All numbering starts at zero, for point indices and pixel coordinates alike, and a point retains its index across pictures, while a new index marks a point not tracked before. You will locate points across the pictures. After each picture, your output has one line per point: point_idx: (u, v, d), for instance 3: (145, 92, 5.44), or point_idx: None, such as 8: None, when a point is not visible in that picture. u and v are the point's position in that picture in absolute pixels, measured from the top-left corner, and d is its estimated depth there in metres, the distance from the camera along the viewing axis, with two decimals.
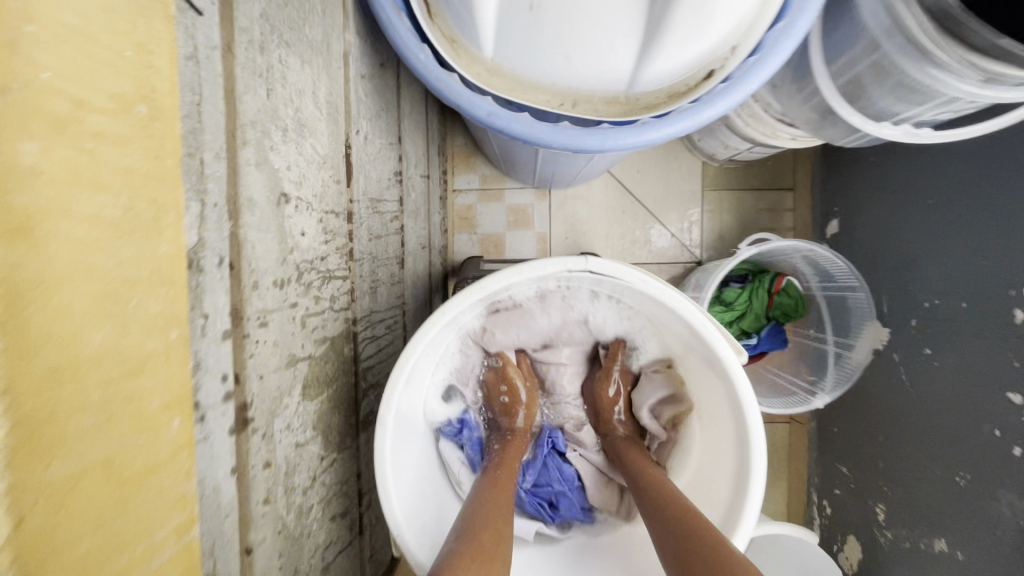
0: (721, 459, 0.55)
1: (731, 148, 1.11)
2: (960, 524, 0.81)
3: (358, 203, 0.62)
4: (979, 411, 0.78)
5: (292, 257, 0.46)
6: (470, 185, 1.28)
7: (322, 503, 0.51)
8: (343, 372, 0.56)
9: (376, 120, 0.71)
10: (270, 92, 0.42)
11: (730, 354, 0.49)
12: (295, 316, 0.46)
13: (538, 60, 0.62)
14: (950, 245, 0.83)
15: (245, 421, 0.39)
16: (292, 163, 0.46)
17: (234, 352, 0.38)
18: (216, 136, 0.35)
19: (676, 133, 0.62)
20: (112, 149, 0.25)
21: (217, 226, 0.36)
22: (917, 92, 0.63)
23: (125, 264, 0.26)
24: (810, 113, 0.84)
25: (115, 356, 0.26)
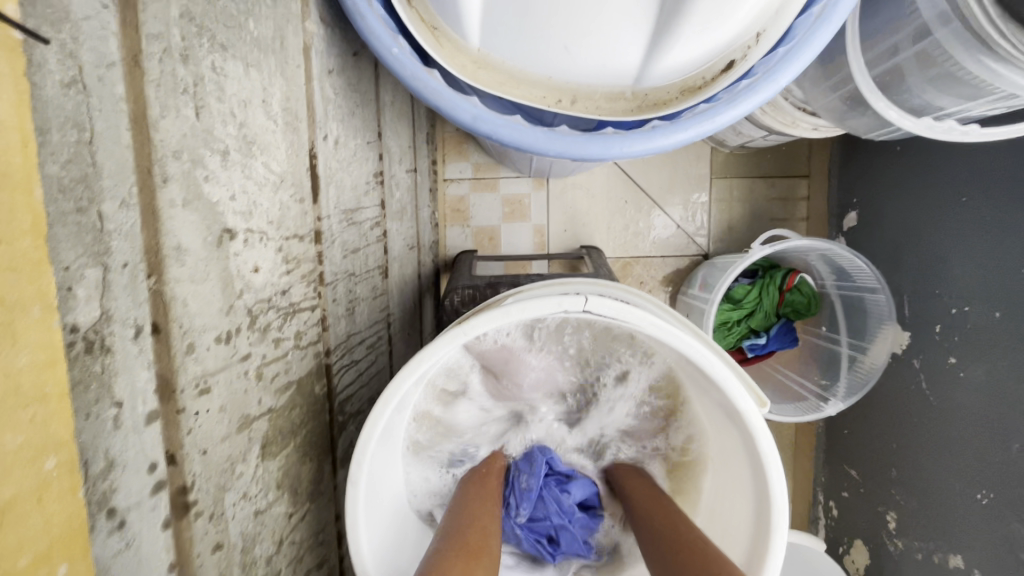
0: (732, 506, 0.49)
1: (744, 134, 1.02)
2: (980, 543, 0.77)
3: (329, 218, 0.55)
4: (1008, 428, 0.73)
5: (241, 302, 0.39)
6: (462, 174, 1.19)
7: (293, 564, 0.46)
8: (314, 413, 0.51)
9: (349, 118, 0.63)
10: (201, 110, 0.35)
11: (750, 406, 0.43)
12: (248, 369, 0.40)
13: (529, 52, 0.54)
14: (984, 248, 0.76)
15: (186, 508, 0.33)
16: (237, 191, 0.39)
17: (165, 433, 0.32)
18: (121, 178, 0.28)
19: (689, 137, 0.54)
20: None
21: (131, 290, 0.29)
22: (968, 85, 0.56)
23: None
24: (837, 101, 0.75)
25: None
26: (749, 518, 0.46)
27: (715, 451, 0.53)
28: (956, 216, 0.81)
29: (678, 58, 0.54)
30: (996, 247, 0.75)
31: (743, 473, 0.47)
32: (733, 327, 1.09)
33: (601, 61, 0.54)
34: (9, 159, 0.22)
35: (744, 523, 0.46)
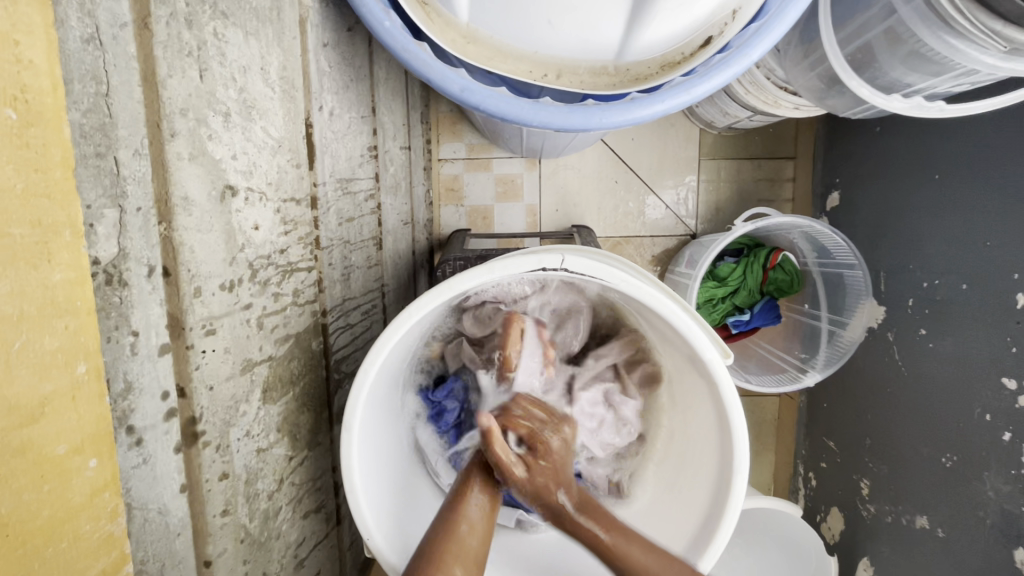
0: (699, 455, 0.53)
1: (731, 115, 1.05)
2: (944, 503, 0.82)
3: (324, 186, 0.58)
4: (971, 394, 0.77)
5: (243, 255, 0.42)
6: (456, 154, 1.22)
7: (293, 503, 0.50)
8: (311, 367, 0.54)
9: (344, 92, 0.65)
10: (204, 73, 0.37)
11: (716, 357, 0.46)
12: (250, 318, 0.43)
13: (515, 27, 0.56)
14: (954, 224, 0.80)
15: (195, 436, 0.37)
16: (238, 151, 0.42)
17: (176, 366, 0.35)
18: (134, 131, 0.32)
19: (667, 109, 0.57)
20: None
21: (143, 233, 0.32)
22: (932, 62, 0.58)
23: (4, 303, 0.25)
24: (815, 80, 0.78)
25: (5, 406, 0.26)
26: (714, 469, 0.50)
27: (683, 406, 0.56)
28: (929, 193, 0.84)
29: (658, 34, 0.57)
30: (964, 221, 0.78)
31: (710, 424, 0.51)
32: (719, 303, 1.12)
33: (585, 37, 0.56)
34: (42, 99, 0.25)
35: (710, 470, 0.50)
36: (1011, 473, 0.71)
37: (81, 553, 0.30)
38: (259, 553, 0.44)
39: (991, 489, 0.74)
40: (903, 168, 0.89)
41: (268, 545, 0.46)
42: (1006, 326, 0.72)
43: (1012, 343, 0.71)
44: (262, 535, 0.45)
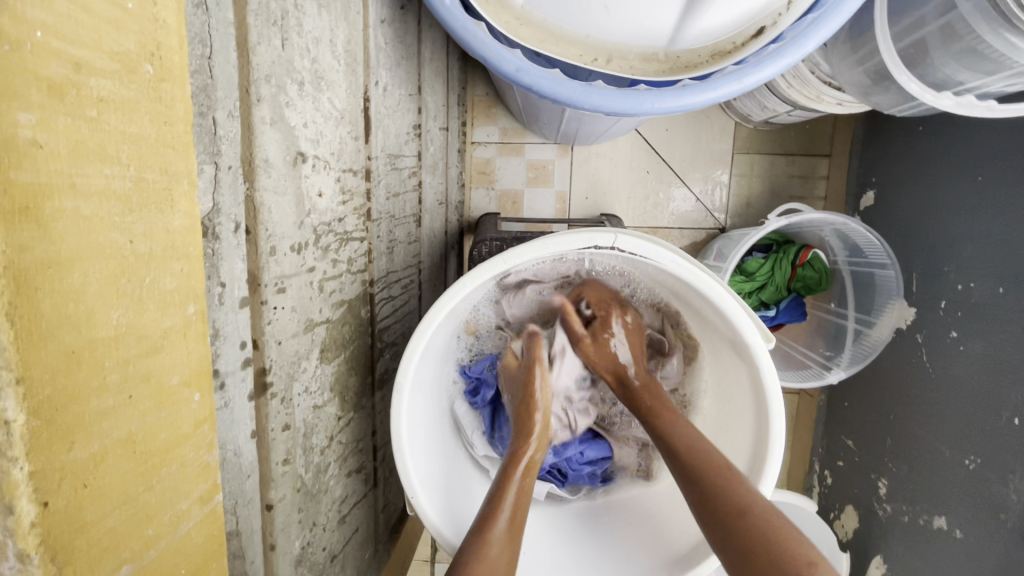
0: (732, 439, 0.54)
1: (770, 110, 1.05)
2: (964, 505, 0.82)
3: (377, 159, 0.60)
4: (1000, 397, 0.77)
5: (309, 220, 0.44)
6: (490, 137, 1.23)
7: (339, 461, 0.52)
8: (359, 334, 0.56)
9: (396, 69, 0.67)
10: (286, 42, 0.39)
11: (757, 340, 0.47)
12: (313, 281, 0.45)
13: (571, 10, 0.57)
14: (993, 227, 0.79)
15: (264, 387, 0.39)
16: (309, 120, 0.43)
17: (252, 319, 0.37)
18: (228, 94, 0.33)
19: (718, 98, 0.57)
20: (115, 116, 0.24)
21: (232, 191, 0.34)
22: (986, 59, 0.58)
23: (137, 239, 0.26)
24: (862, 75, 0.77)
25: (133, 334, 0.27)
26: (747, 451, 0.51)
27: (717, 389, 0.58)
28: (971, 195, 0.83)
29: (711, 22, 0.57)
30: (1003, 223, 0.77)
31: (746, 409, 0.52)
32: (745, 298, 1.13)
33: (639, 22, 0.57)
34: (173, 56, 0.27)
35: (743, 452, 0.51)
36: None
37: (186, 481, 0.31)
38: (311, 503, 0.47)
39: (1012, 492, 0.74)
40: (944, 169, 0.88)
41: (319, 496, 0.48)
42: None
43: None
44: (315, 487, 0.47)
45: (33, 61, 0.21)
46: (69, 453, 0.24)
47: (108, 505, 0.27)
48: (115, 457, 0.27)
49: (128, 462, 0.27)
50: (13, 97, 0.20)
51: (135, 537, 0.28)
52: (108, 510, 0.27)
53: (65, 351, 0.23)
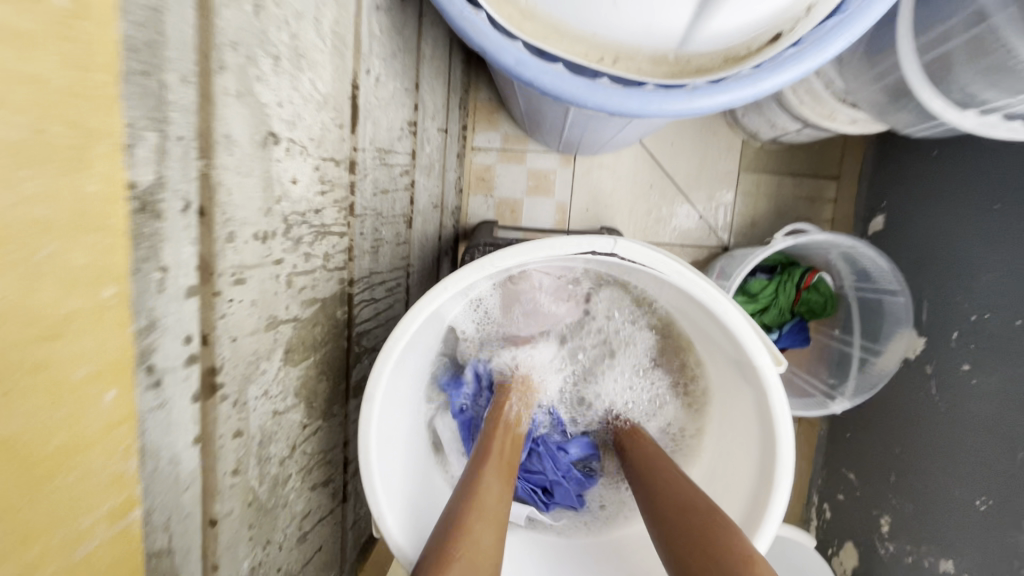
0: (733, 471, 0.49)
1: (779, 127, 1.01)
2: (973, 550, 0.77)
3: (364, 151, 0.56)
4: (1013, 435, 0.73)
5: (279, 207, 0.41)
6: (491, 143, 1.20)
7: (301, 473, 0.48)
8: (334, 336, 0.52)
9: (391, 60, 0.64)
10: (260, 10, 0.36)
11: (766, 362, 0.43)
12: (279, 275, 0.41)
13: (575, 4, 0.53)
14: (1008, 257, 0.75)
15: (213, 387, 0.35)
16: (284, 99, 0.40)
17: (201, 311, 0.33)
18: (185, 56, 0.30)
19: (726, 104, 0.55)
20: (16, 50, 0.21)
21: (183, 164, 0.30)
22: (1016, 77, 0.54)
23: (35, 202, 0.22)
24: (879, 93, 0.75)
25: (25, 317, 0.22)
26: (749, 484, 0.47)
27: (716, 413, 0.54)
28: (985, 222, 0.79)
29: (726, 25, 0.53)
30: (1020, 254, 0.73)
31: (750, 436, 0.47)
32: None
33: (647, 23, 0.53)
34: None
35: (745, 483, 0.47)
36: None
37: (93, 495, 0.26)
38: (264, 518, 0.43)
39: None
40: (958, 198, 0.84)
41: (274, 511, 0.44)
42: None
43: None
44: (270, 501, 0.43)
45: None
46: None
47: None
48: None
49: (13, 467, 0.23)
50: None
51: (16, 561, 0.23)
52: None
53: None
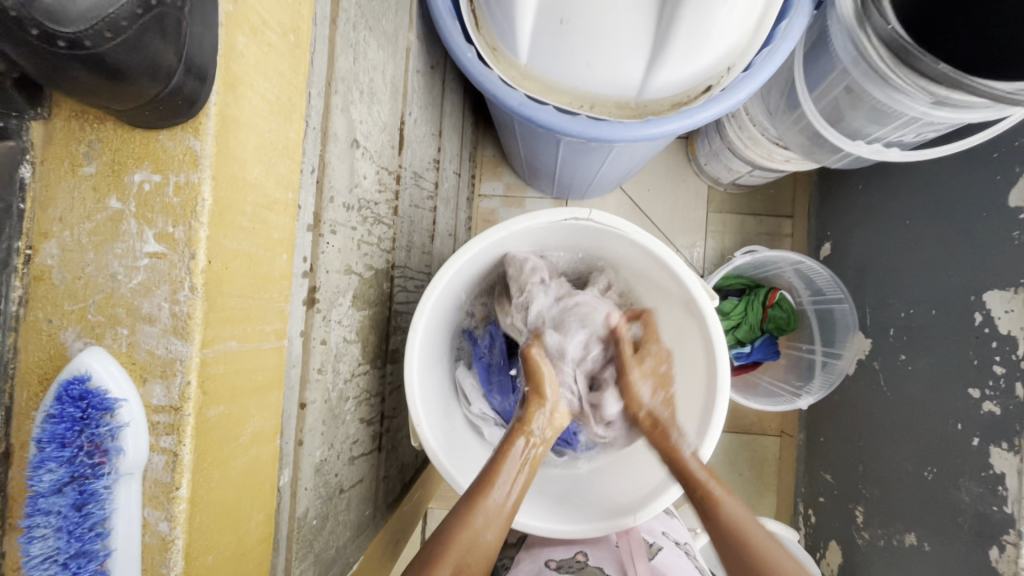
0: (690, 394, 0.62)
1: (734, 171, 1.21)
2: (928, 517, 0.86)
3: (405, 170, 0.75)
4: (944, 407, 0.85)
5: (356, 191, 0.58)
6: (495, 191, 1.40)
7: (356, 400, 0.61)
8: (381, 302, 0.67)
9: (424, 109, 0.84)
10: (355, 61, 0.55)
11: (705, 298, 0.58)
12: (354, 238, 0.57)
13: (560, 66, 0.74)
14: (922, 261, 0.92)
15: (314, 300, 0.49)
16: (364, 119, 0.59)
17: (313, 243, 0.49)
18: (319, 81, 0.48)
19: (672, 132, 0.75)
20: (279, 45, 0.36)
21: (313, 145, 0.48)
22: (885, 115, 0.74)
23: (272, 131, 0.36)
24: (801, 136, 0.95)
25: (261, 188, 0.35)
26: (701, 397, 0.60)
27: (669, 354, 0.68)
28: (903, 236, 0.96)
29: (669, 78, 0.73)
30: (935, 257, 0.90)
31: (699, 361, 0.61)
32: None
33: (613, 75, 0.73)
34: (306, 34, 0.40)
35: (698, 399, 0.60)
36: (982, 476, 0.78)
37: (270, 317, 0.37)
38: (331, 421, 0.55)
39: (966, 494, 0.80)
40: (881, 219, 1.01)
41: (338, 420, 0.56)
42: (968, 342, 0.83)
43: (974, 356, 0.81)
44: (336, 408, 0.56)
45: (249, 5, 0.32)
46: (225, 241, 0.31)
47: (233, 294, 0.32)
48: (241, 262, 0.33)
49: (248, 272, 0.34)
50: (247, 16, 0.32)
51: (243, 339, 0.34)
52: (232, 295, 0.32)
53: (232, 176, 0.32)
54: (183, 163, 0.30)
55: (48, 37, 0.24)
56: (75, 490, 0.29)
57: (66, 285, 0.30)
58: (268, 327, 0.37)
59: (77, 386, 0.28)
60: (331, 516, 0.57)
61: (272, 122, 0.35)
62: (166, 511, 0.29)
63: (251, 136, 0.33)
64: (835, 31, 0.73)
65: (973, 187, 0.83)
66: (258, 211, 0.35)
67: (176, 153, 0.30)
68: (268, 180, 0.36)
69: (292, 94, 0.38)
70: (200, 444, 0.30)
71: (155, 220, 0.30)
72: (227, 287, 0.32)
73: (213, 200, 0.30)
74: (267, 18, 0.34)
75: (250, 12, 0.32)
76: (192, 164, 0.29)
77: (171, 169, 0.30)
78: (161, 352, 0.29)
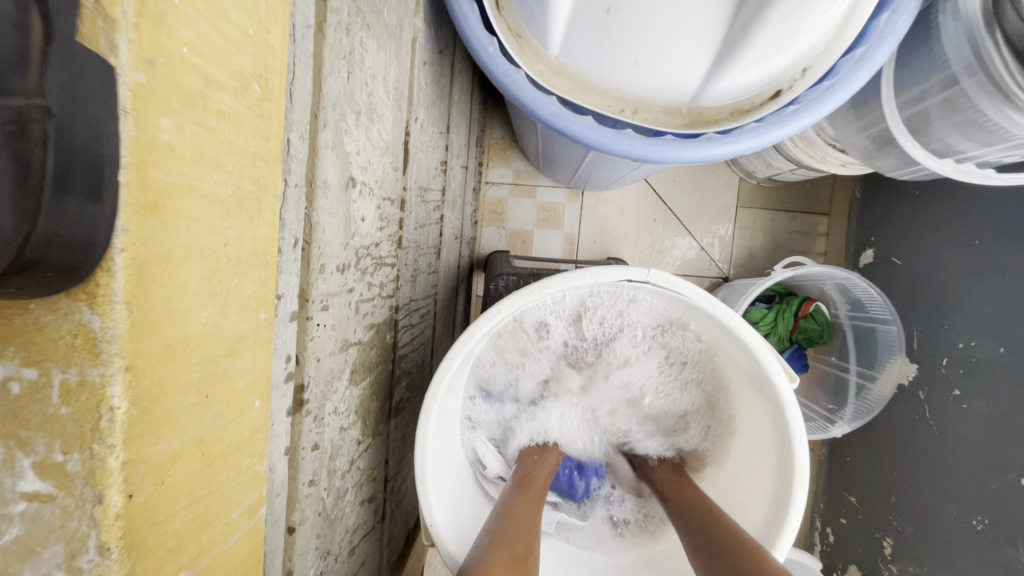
0: (756, 482, 0.53)
1: (775, 167, 1.07)
2: (972, 568, 0.81)
3: (410, 190, 0.62)
4: (1005, 456, 0.77)
5: (353, 242, 0.46)
6: (504, 178, 1.26)
7: (355, 487, 0.51)
8: (384, 357, 0.56)
9: (431, 107, 0.70)
10: (350, 75, 0.41)
11: (783, 380, 0.48)
12: (351, 301, 0.46)
13: (602, 64, 0.59)
14: (993, 289, 0.82)
15: (301, 403, 0.39)
16: (361, 148, 0.45)
17: (298, 335, 0.37)
18: (302, 117, 0.35)
19: (737, 151, 0.61)
20: (231, 127, 0.23)
21: (296, 207, 0.35)
22: (989, 134, 0.62)
23: (230, 244, 0.24)
24: (866, 141, 0.82)
25: (216, 334, 0.24)
26: (768, 494, 0.51)
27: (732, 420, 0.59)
28: (969, 258, 0.86)
29: (734, 83, 0.60)
30: (1006, 287, 0.79)
31: (768, 450, 0.52)
32: None
33: (666, 79, 0.59)
34: (275, 80, 0.26)
35: (764, 497, 0.51)
36: None
37: (238, 492, 0.26)
38: (327, 530, 0.45)
39: None
40: (945, 236, 0.90)
41: (334, 524, 0.47)
42: None
43: None
44: (334, 512, 0.46)
45: (177, 74, 0.19)
46: (156, 447, 0.20)
47: (177, 505, 0.22)
48: (188, 457, 0.22)
49: (199, 464, 0.23)
50: (157, 98, 0.19)
51: (196, 549, 0.23)
52: (175, 510, 0.22)
53: (163, 346, 0.20)
54: (73, 351, 0.18)
55: None
56: None
57: None
58: (237, 511, 0.26)
59: None
60: None
61: (228, 230, 0.24)
62: None
63: (194, 266, 0.22)
64: (948, 27, 0.59)
65: None
66: (210, 368, 0.23)
67: (62, 334, 0.18)
68: (225, 316, 0.24)
69: (258, 174, 0.26)
70: None
71: (34, 443, 0.18)
72: (163, 510, 0.21)
73: (128, 404, 0.18)
74: (213, 72, 0.21)
75: (187, 71, 0.20)
76: (89, 353, 0.18)
77: (53, 360, 0.18)
78: None
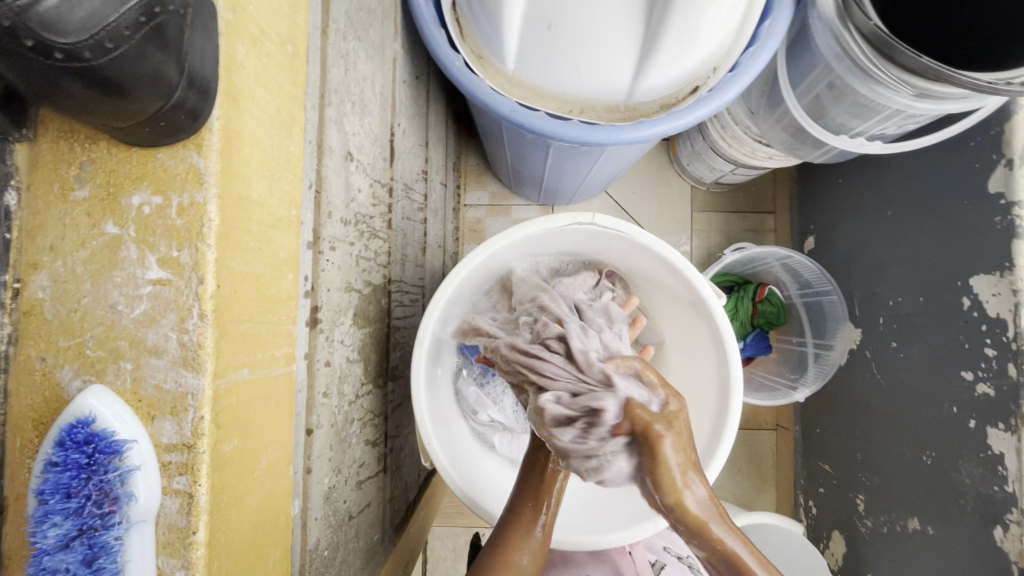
0: (703, 395, 0.62)
1: (717, 170, 1.22)
2: (931, 503, 0.87)
3: (396, 183, 0.73)
4: (940, 391, 0.87)
5: (352, 206, 0.56)
6: (480, 201, 1.39)
7: (360, 423, 0.58)
8: (380, 317, 0.65)
9: (411, 120, 0.83)
10: (347, 71, 0.54)
11: (713, 297, 0.58)
12: (352, 253, 0.55)
13: (549, 71, 0.73)
14: (908, 249, 0.94)
15: (317, 321, 0.47)
16: (356, 132, 0.57)
17: (313, 262, 0.47)
18: (313, 93, 0.47)
19: (664, 133, 0.75)
20: (276, 67, 0.35)
21: (310, 159, 0.46)
22: (870, 110, 0.76)
23: (274, 147, 0.35)
24: (784, 133, 0.96)
25: (266, 207, 0.34)
26: (713, 401, 0.60)
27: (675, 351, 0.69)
28: (886, 227, 0.99)
29: (659, 81, 0.73)
30: (918, 245, 0.92)
31: (709, 363, 0.61)
32: None
33: (603, 79, 0.72)
34: (301, 47, 0.38)
35: (710, 403, 0.60)
36: (981, 457, 0.80)
37: (279, 337, 0.36)
38: (337, 448, 0.52)
39: (967, 476, 0.82)
40: (866, 212, 1.03)
41: (343, 446, 0.54)
42: (959, 328, 0.84)
43: (965, 341, 0.83)
44: (343, 432, 0.53)
45: (243, 21, 0.31)
46: (231, 263, 0.31)
47: (242, 314, 0.32)
48: (249, 284, 0.33)
49: (256, 295, 0.33)
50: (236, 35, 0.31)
51: (251, 357, 0.33)
52: (241, 318, 0.32)
53: (237, 195, 0.31)
54: (185, 182, 0.29)
55: (43, 48, 0.24)
56: (84, 544, 0.29)
57: (60, 319, 0.31)
58: (278, 351, 0.36)
59: (81, 431, 0.29)
60: (342, 545, 0.55)
61: (273, 135, 0.35)
62: (182, 560, 0.30)
63: (254, 151, 0.33)
64: (817, 27, 0.74)
65: (951, 177, 0.86)
66: (264, 230, 0.34)
67: (178, 171, 0.29)
68: (272, 197, 0.35)
69: (292, 107, 0.37)
70: (215, 483, 0.31)
71: (157, 244, 0.30)
72: (236, 312, 0.31)
73: (219, 221, 0.30)
74: (265, 28, 0.33)
75: (250, 21, 0.32)
76: (196, 183, 0.29)
77: (173, 189, 0.30)
78: (169, 386, 0.30)
